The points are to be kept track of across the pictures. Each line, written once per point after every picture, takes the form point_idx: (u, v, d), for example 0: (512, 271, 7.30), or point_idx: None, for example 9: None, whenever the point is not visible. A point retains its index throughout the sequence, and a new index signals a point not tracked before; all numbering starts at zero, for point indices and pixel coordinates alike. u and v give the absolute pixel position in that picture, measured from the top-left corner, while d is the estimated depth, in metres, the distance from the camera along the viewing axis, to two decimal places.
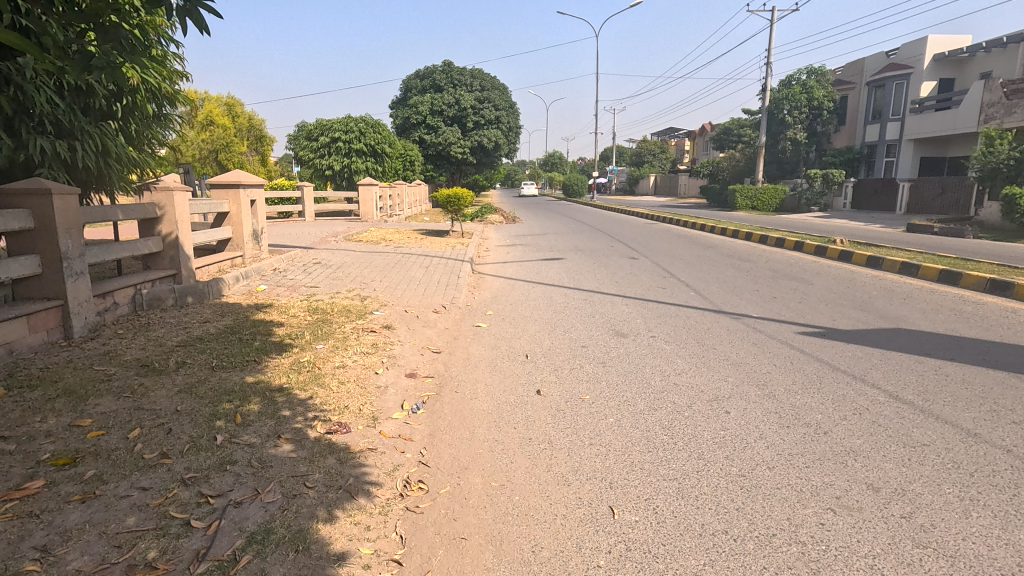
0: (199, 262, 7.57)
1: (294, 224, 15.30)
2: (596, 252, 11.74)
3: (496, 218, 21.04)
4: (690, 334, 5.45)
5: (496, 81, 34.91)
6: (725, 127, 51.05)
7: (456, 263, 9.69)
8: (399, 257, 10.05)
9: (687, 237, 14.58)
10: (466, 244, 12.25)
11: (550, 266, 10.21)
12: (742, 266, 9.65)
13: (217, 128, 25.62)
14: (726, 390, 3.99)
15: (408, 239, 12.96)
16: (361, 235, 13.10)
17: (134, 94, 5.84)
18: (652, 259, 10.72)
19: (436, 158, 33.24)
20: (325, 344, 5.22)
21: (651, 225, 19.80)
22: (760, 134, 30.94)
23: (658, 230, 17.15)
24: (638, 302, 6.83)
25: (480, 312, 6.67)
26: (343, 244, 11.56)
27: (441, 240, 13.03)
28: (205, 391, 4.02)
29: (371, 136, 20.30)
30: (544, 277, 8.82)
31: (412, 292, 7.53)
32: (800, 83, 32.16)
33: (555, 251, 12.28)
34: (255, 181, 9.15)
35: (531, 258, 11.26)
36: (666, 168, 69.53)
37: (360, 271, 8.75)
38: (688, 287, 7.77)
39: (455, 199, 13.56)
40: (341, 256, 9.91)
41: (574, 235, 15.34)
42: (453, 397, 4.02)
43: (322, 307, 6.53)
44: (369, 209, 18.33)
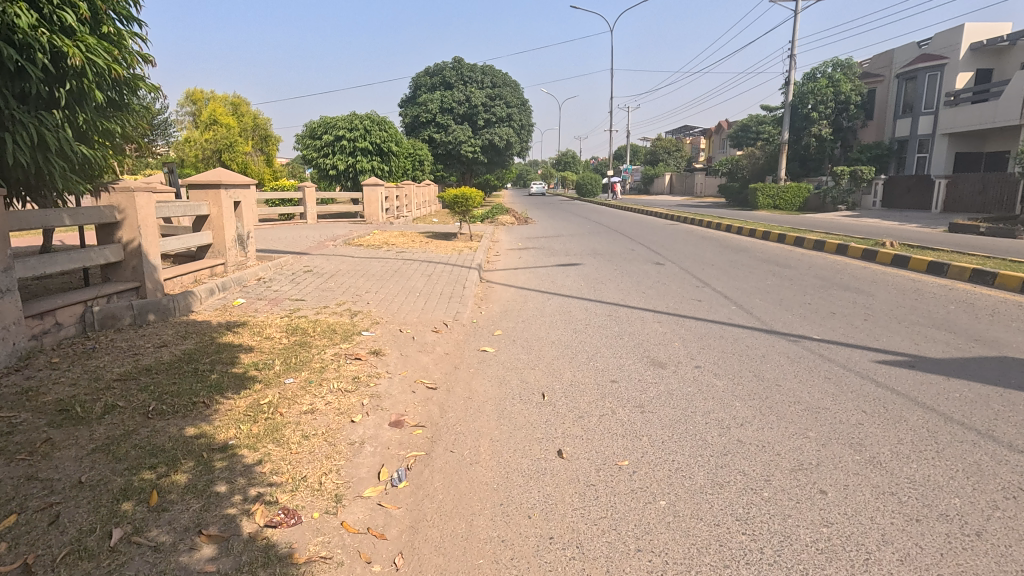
0: (171, 273, 6.71)
1: (294, 227, 14.49)
2: (617, 257, 10.77)
3: (507, 219, 20.10)
4: (742, 365, 4.44)
5: (508, 78, 33.90)
6: (744, 123, 49.61)
7: (463, 270, 8.78)
8: (401, 264, 9.15)
9: (714, 240, 13.53)
10: (474, 248, 11.30)
11: (567, 273, 9.24)
12: (783, 273, 8.60)
13: (221, 127, 25.41)
14: (812, 455, 2.97)
15: (413, 243, 12.06)
16: (362, 239, 12.22)
17: (81, 79, 4.96)
18: (679, 264, 9.69)
19: (446, 157, 32.41)
20: (297, 377, 4.27)
21: (672, 226, 18.71)
22: (783, 130, 29.69)
23: (680, 231, 16.08)
24: (673, 320, 5.82)
25: (488, 332, 5.71)
26: (341, 249, 10.69)
27: (449, 243, 12.13)
28: (124, 452, 3.08)
29: (377, 133, 19.44)
30: (561, 286, 7.86)
31: (411, 307, 6.61)
32: (825, 76, 30.79)
33: (572, 255, 11.31)
34: (239, 181, 8.29)
35: (546, 264, 10.31)
36: (681, 167, 68.12)
37: (355, 280, 7.85)
38: (728, 300, 6.76)
39: (462, 200, 12.62)
40: (336, 263, 9.02)
41: (591, 237, 14.35)
42: (448, 460, 3.06)
43: (304, 327, 5.60)
44: (374, 211, 17.49)
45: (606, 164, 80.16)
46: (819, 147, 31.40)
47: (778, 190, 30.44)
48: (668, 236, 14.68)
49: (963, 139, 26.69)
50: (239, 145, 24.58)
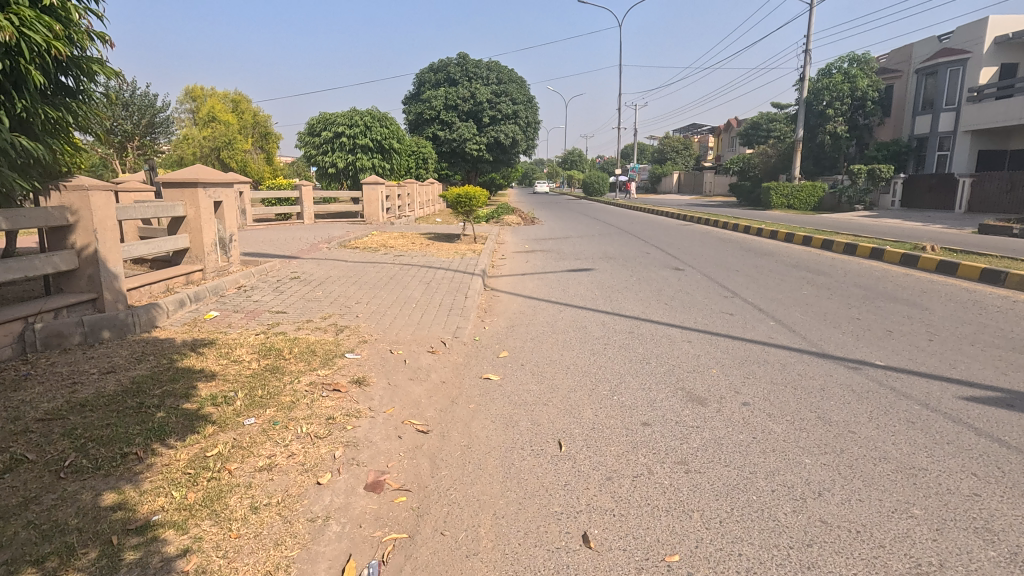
0: (138, 282, 6.00)
1: (290, 228, 13.80)
2: (631, 261, 10.05)
3: (513, 219, 19.36)
4: (799, 403, 3.66)
5: (514, 74, 33.06)
6: (754, 121, 48.56)
7: (465, 276, 8.04)
8: (397, 269, 8.40)
9: (733, 242, 12.73)
10: (478, 251, 10.56)
11: (578, 279, 8.48)
12: (817, 280, 7.81)
13: (220, 125, 24.71)
14: (928, 549, 2.21)
15: (413, 245, 11.31)
16: (359, 241, 11.49)
17: (15, 58, 4.19)
18: (700, 270, 8.92)
19: (450, 155, 31.69)
20: (261, 416, 3.53)
21: (685, 226, 17.90)
22: (798, 127, 28.87)
23: (695, 233, 15.27)
24: (705, 340, 5.05)
25: (492, 353, 4.95)
26: (335, 252, 9.96)
27: (451, 246, 11.39)
28: (12, 534, 2.34)
29: (378, 130, 18.71)
30: (573, 295, 7.12)
31: (405, 321, 5.87)
32: (842, 72, 29.78)
33: (583, 259, 10.56)
34: (220, 179, 7.56)
35: (555, 269, 9.56)
36: (690, 165, 67.16)
37: (346, 288, 7.13)
38: (762, 313, 6.01)
39: (465, 199, 11.87)
40: (327, 268, 8.30)
41: (602, 239, 13.59)
42: (438, 549, 2.31)
43: (280, 347, 4.86)
44: (374, 210, 16.77)
45: (613, 163, 79.24)
46: (834, 145, 30.47)
47: (792, 189, 29.55)
48: (683, 238, 13.88)
49: (987, 136, 25.70)
50: (238, 142, 23.94)
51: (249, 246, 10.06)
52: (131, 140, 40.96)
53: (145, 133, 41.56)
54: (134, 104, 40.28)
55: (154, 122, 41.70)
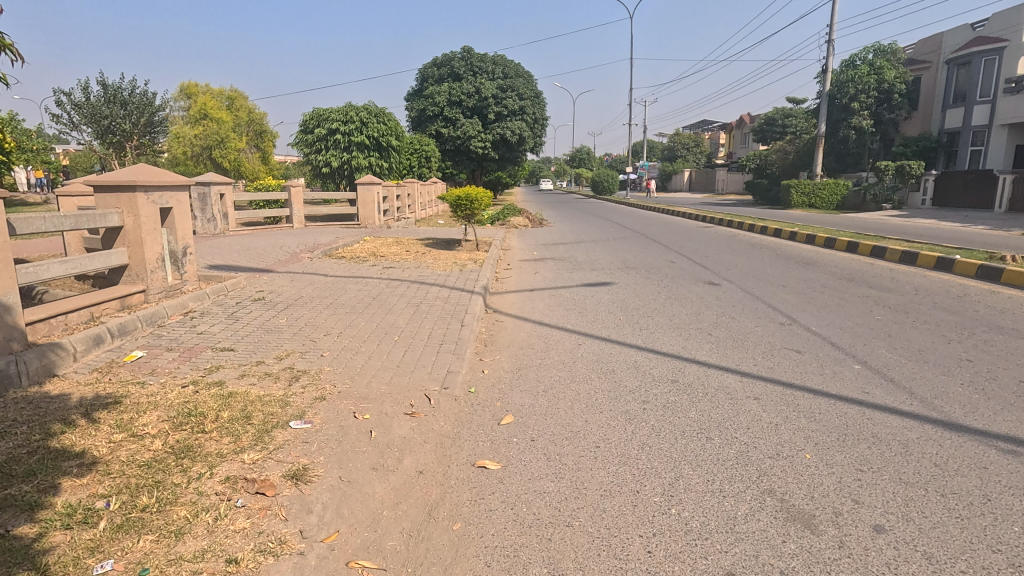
0: (48, 312, 4.75)
1: (276, 233, 12.61)
2: (656, 272, 8.80)
3: (520, 221, 18.08)
4: (968, 532, 2.34)
5: (521, 68, 31.75)
6: (769, 116, 47.08)
7: (463, 294, 6.80)
8: (382, 285, 7.15)
9: (765, 248, 11.44)
10: (480, 262, 9.30)
11: (597, 296, 7.25)
12: (887, 301, 6.49)
13: (212, 122, 23.57)
14: None
15: (407, 254, 10.07)
16: (346, 250, 10.23)
17: None
18: (740, 285, 7.62)
19: (454, 153, 30.43)
20: (125, 556, 2.25)
21: (706, 228, 16.60)
22: (820, 122, 27.47)
23: (720, 237, 13.93)
24: (778, 400, 3.75)
25: (490, 417, 3.68)
26: (316, 263, 8.74)
27: (451, 254, 10.14)
28: None
29: (374, 126, 17.44)
30: (594, 322, 5.85)
31: (381, 363, 4.60)
32: (866, 63, 28.30)
33: (600, 269, 9.32)
34: (169, 182, 6.30)
35: (569, 282, 8.32)
36: (701, 163, 65.61)
37: (317, 313, 5.89)
38: (838, 351, 4.73)
39: (466, 202, 10.55)
40: (301, 285, 7.06)
41: (618, 245, 12.33)
42: None
43: (205, 410, 3.59)
44: (370, 213, 15.56)
45: (622, 161, 77.76)
46: (858, 140, 28.94)
47: (813, 187, 28.17)
48: (709, 242, 12.55)
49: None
50: (231, 141, 22.84)
51: (219, 256, 8.86)
52: (130, 140, 40.15)
53: (144, 132, 40.75)
54: (132, 102, 39.47)
55: (152, 121, 40.77)
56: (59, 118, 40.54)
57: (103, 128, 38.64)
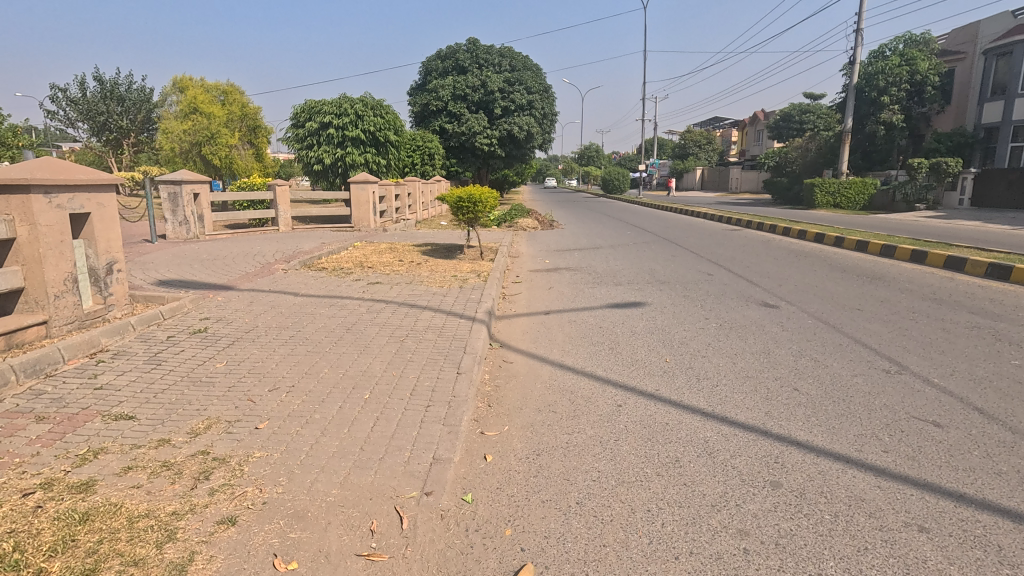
0: None
1: (257, 238, 11.29)
2: (695, 290, 7.38)
3: (529, 223, 16.70)
4: None
5: (529, 60, 30.29)
6: (785, 112, 45.56)
7: (463, 322, 5.42)
8: (361, 309, 5.77)
9: (813, 256, 9.95)
10: (483, 275, 7.90)
11: (630, 323, 5.84)
12: (1007, 334, 5.04)
13: (202, 117, 22.27)
14: None
15: (399, 264, 8.69)
16: (329, 260, 8.84)
17: None
18: (804, 308, 6.19)
19: (459, 150, 29.03)
20: None
21: (734, 231, 15.14)
22: (846, 116, 26.00)
23: (754, 242, 12.46)
24: (967, 539, 2.30)
25: (495, 568, 2.25)
26: (290, 278, 7.34)
27: (450, 265, 8.75)
28: None
29: (371, 120, 16.05)
30: (633, 368, 4.43)
31: (339, 443, 3.19)
32: (896, 54, 26.70)
33: (626, 283, 7.90)
34: (87, 181, 4.91)
35: (592, 301, 6.91)
36: (713, 161, 64.01)
37: (269, 354, 4.49)
38: (998, 426, 3.29)
39: (469, 203, 9.10)
40: (263, 309, 5.67)
41: (641, 252, 10.88)
42: None
43: (24, 557, 2.16)
44: (365, 215, 14.18)
45: (631, 158, 76.29)
46: (887, 136, 27.32)
47: (839, 186, 26.74)
48: (744, 249, 11.08)
49: None
50: (222, 137, 21.53)
51: (175, 269, 7.50)
52: (126, 137, 38.96)
53: (141, 129, 39.72)
54: (129, 98, 38.28)
55: (150, 118, 39.77)
56: (54, 114, 39.34)
57: (99, 125, 37.47)
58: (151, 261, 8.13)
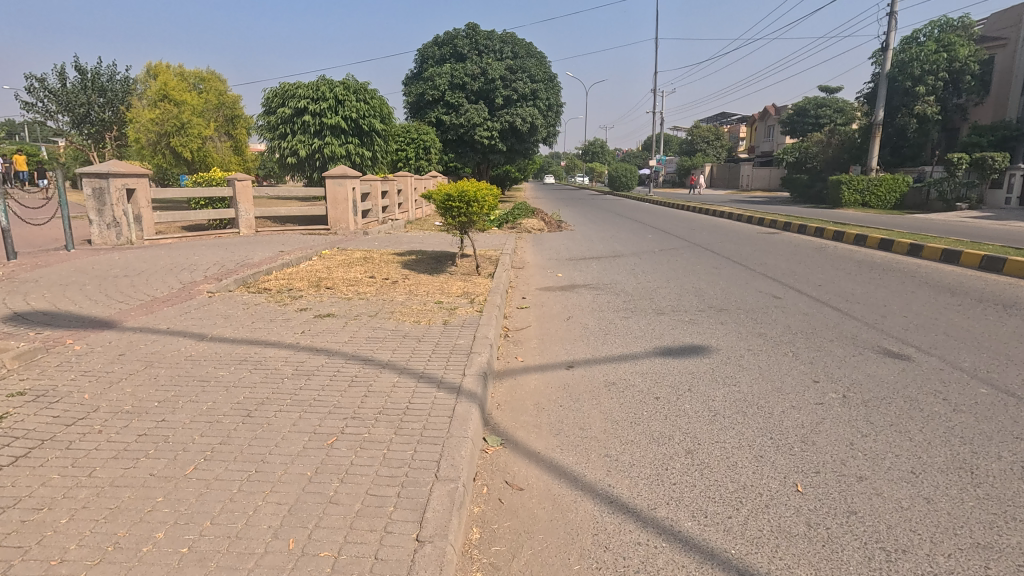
0: None
1: (205, 244, 9.23)
2: (771, 325, 5.37)
3: (534, 224, 14.66)
4: None
5: (533, 47, 28.10)
6: (800, 105, 43.56)
7: (441, 395, 3.39)
8: (282, 371, 3.70)
9: (894, 271, 7.94)
10: (478, 299, 5.88)
11: (702, 392, 3.79)
12: None
13: (173, 104, 20.12)
14: None
15: (369, 283, 6.64)
16: (277, 276, 6.78)
17: None
18: (956, 363, 4.16)
19: (456, 143, 27.01)
20: None
21: (772, 235, 13.10)
22: (878, 108, 23.92)
23: (805, 249, 10.44)
24: None
25: None
26: (210, 307, 5.30)
27: (437, 282, 6.74)
28: None
29: (352, 105, 13.96)
30: (749, 519, 2.39)
31: None
32: (930, 40, 24.56)
33: (670, 312, 5.91)
34: None
35: (632, 342, 4.90)
36: (722, 157, 61.90)
37: (72, 485, 2.43)
38: None
39: (460, 203, 7.02)
40: (129, 372, 3.60)
41: (675, 264, 8.88)
42: None
43: None
44: (343, 214, 12.09)
45: (635, 154, 74.28)
46: (920, 129, 25.04)
47: (868, 183, 24.73)
48: (799, 260, 9.09)
49: None
50: (193, 127, 19.44)
51: (54, 294, 5.43)
52: (107, 129, 36.82)
53: (124, 122, 37.58)
54: (110, 89, 36.20)
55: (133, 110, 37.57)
56: (32, 105, 37.18)
57: (79, 117, 35.34)
58: (36, 280, 6.09)
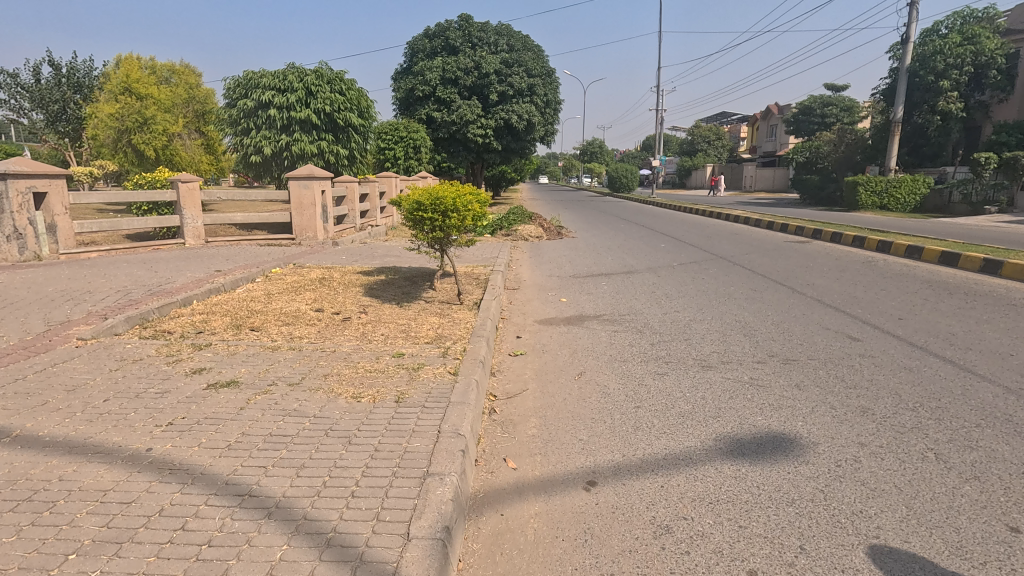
0: None
1: (131, 259, 7.58)
2: (871, 391, 3.77)
3: (531, 230, 13.05)
4: None
5: (530, 40, 26.48)
6: (805, 104, 41.95)
7: None
8: (77, 531, 2.04)
9: (981, 296, 6.37)
10: (453, 348, 4.25)
11: (832, 561, 2.15)
12: None
13: (135, 98, 18.40)
14: None
15: (313, 319, 4.99)
16: (191, 311, 5.12)
17: None
18: None
19: (448, 142, 25.40)
20: None
21: (804, 244, 11.52)
22: (898, 104, 22.42)
23: (851, 264, 8.89)
24: None
25: None
26: (60, 369, 3.64)
27: (403, 318, 5.10)
28: None
29: (324, 97, 12.29)
30: None
31: None
32: (954, 32, 23.09)
33: (720, 368, 4.29)
34: None
35: (681, 430, 3.27)
36: (723, 158, 60.53)
37: None
38: None
39: (433, 215, 5.29)
40: None
41: (704, 286, 7.29)
42: None
43: None
44: (310, 221, 10.41)
45: (634, 154, 72.75)
46: (941, 128, 23.62)
47: (886, 184, 23.20)
48: (854, 281, 7.50)
49: None
50: (158, 123, 17.77)
51: None
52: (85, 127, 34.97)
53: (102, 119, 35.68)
54: (87, 85, 34.36)
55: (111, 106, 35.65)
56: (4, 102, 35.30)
57: (53, 114, 33.47)
58: None
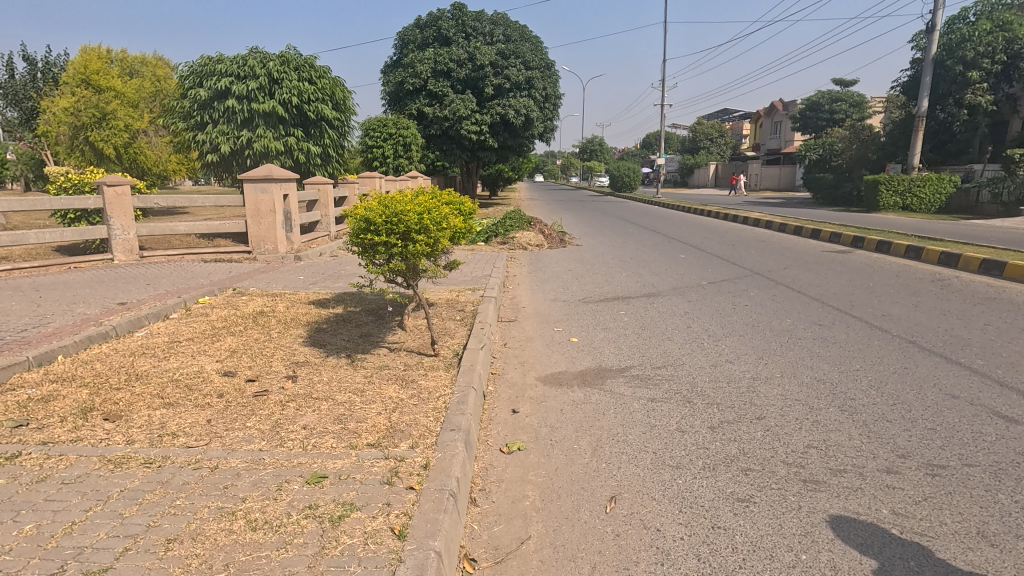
0: None
1: (24, 285, 5.97)
2: None
3: (530, 237, 11.44)
4: None
5: (528, 30, 24.83)
6: (813, 100, 40.42)
7: None
8: None
9: None
10: (407, 457, 2.64)
11: None
12: None
13: (94, 91, 16.74)
14: None
15: (209, 394, 3.36)
16: (34, 379, 3.50)
17: None
18: None
19: (441, 139, 23.81)
20: None
21: (846, 253, 9.95)
22: (922, 97, 20.83)
23: (919, 282, 7.31)
24: None
25: None
26: None
27: (345, 389, 3.47)
28: None
29: (290, 86, 10.66)
30: None
31: None
32: (982, 19, 21.62)
33: (836, 489, 2.68)
34: None
35: None
36: (726, 155, 59.04)
37: None
38: None
39: (387, 237, 3.66)
40: None
41: (753, 319, 5.68)
42: None
43: None
44: (269, 231, 8.79)
45: (635, 153, 71.23)
46: (968, 123, 22.04)
47: (910, 183, 21.66)
48: (942, 310, 5.91)
49: None
50: (118, 118, 16.12)
51: None
52: None
53: None
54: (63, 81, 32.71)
55: None
56: None
57: (27, 112, 31.81)
58: None
